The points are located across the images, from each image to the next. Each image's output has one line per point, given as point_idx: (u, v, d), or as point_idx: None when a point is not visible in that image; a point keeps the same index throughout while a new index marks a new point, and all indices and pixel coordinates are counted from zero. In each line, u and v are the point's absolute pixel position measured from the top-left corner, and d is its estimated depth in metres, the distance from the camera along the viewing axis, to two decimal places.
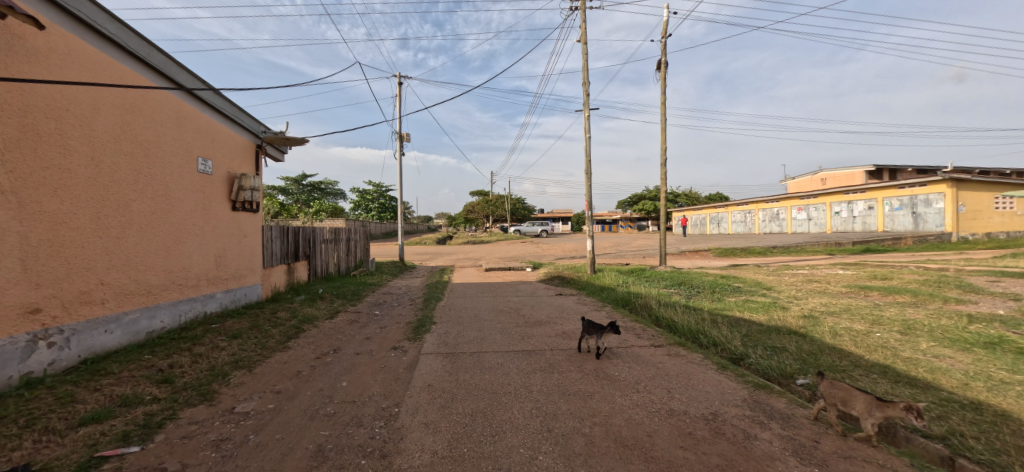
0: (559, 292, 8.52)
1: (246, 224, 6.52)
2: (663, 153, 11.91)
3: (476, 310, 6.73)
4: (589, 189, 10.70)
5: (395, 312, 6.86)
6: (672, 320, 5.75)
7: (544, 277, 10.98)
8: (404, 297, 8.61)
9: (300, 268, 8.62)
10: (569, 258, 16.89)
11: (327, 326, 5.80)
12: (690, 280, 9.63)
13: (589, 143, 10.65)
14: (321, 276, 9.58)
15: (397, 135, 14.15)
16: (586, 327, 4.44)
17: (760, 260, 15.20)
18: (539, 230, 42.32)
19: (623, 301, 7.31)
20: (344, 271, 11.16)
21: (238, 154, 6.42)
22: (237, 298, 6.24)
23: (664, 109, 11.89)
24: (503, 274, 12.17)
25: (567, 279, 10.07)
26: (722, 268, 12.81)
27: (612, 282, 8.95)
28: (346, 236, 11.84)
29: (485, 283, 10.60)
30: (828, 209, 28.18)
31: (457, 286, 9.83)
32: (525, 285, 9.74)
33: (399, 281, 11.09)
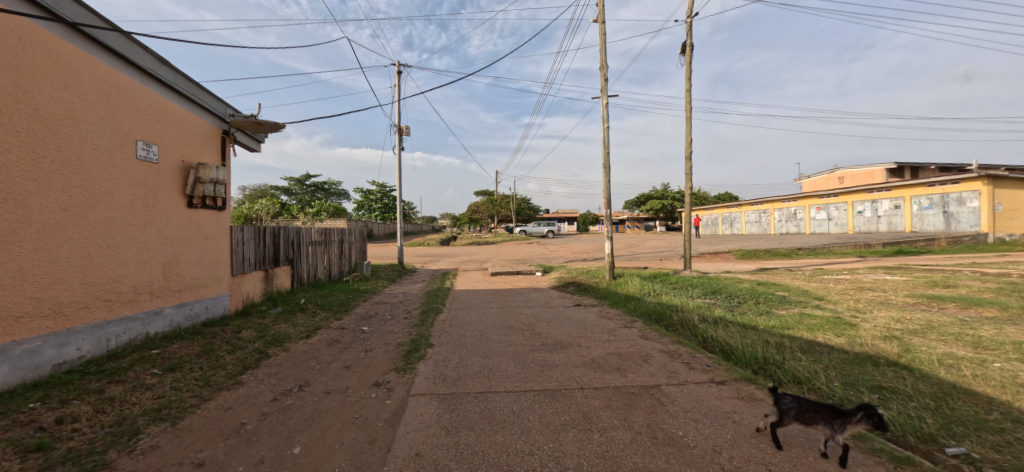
0: (577, 303, 7.39)
1: (207, 225, 5.45)
2: (689, 146, 10.73)
3: (483, 328, 5.59)
4: (608, 185, 9.54)
5: (385, 329, 5.77)
6: (728, 343, 4.61)
7: (558, 283, 9.82)
8: (399, 307, 7.50)
9: (281, 274, 7.53)
10: (580, 261, 15.71)
11: (300, 349, 4.71)
12: (725, 288, 8.44)
13: (608, 134, 9.50)
14: (307, 283, 8.50)
15: (396, 127, 13.08)
16: (799, 410, 2.59)
17: (789, 263, 13.95)
18: (545, 231, 41.14)
19: (657, 315, 6.15)
20: (336, 276, 10.08)
21: (197, 141, 5.35)
22: (194, 314, 5.17)
23: (689, 97, 10.71)
24: (511, 279, 11.03)
25: (585, 286, 8.93)
26: (751, 272, 11.58)
27: (638, 291, 7.77)
28: (339, 238, 10.78)
29: (491, 290, 9.47)
30: (850, 210, 26.59)
31: (461, 294, 8.72)
32: (537, 293, 8.60)
33: (397, 287, 10.00)
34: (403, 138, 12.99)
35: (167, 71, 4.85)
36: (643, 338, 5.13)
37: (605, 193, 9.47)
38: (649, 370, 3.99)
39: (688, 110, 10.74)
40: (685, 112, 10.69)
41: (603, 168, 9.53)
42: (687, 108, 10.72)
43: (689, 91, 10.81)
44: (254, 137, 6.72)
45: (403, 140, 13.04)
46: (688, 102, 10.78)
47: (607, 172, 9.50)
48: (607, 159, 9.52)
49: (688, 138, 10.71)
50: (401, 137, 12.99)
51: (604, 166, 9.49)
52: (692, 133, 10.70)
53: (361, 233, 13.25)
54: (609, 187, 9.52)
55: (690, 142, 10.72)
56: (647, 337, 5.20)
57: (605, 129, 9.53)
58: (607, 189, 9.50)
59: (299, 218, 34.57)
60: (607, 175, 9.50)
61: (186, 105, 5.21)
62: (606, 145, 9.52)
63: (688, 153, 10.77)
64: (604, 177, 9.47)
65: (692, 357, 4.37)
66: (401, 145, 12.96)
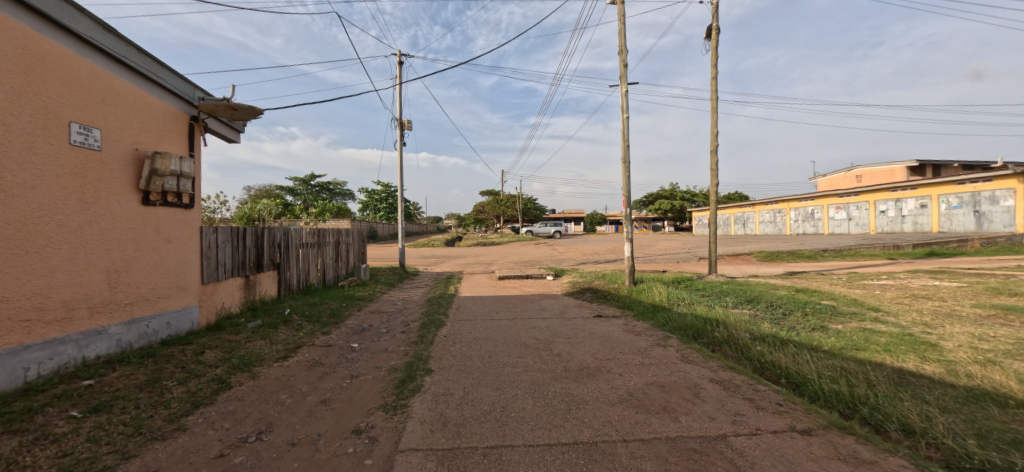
0: (598, 314, 6.52)
1: (169, 225, 4.66)
2: (714, 139, 9.81)
3: (492, 347, 4.74)
4: (628, 181, 8.66)
5: (378, 347, 4.93)
6: (796, 371, 3.73)
7: (572, 289, 8.94)
8: (397, 318, 6.67)
9: (266, 280, 6.73)
10: (591, 263, 14.81)
11: (272, 376, 3.89)
12: (762, 296, 7.51)
13: (628, 125, 8.63)
14: (297, 290, 7.69)
15: (397, 121, 12.28)
16: None
17: (818, 266, 12.94)
18: (551, 231, 40.20)
19: (694, 330, 5.27)
20: (329, 282, 9.25)
21: (157, 127, 4.56)
22: (151, 331, 4.38)
23: (715, 85, 9.79)
24: (520, 283, 10.16)
25: (604, 293, 8.08)
26: (782, 277, 10.60)
27: (666, 300, 6.89)
28: (335, 239, 9.98)
29: (499, 296, 8.62)
30: (872, 209, 25.42)
31: (467, 302, 7.90)
32: (550, 301, 7.76)
33: (397, 293, 9.17)
34: (404, 132, 12.18)
35: (115, 41, 4.05)
36: (685, 362, 4.25)
37: (625, 190, 8.58)
38: (706, 411, 3.11)
39: (714, 100, 9.81)
40: (711, 102, 9.78)
41: (622, 162, 8.66)
42: (712, 98, 9.80)
43: (715, 79, 9.89)
44: (230, 125, 5.93)
45: (404, 135, 12.23)
46: (714, 92, 9.85)
47: (626, 167, 8.63)
48: (626, 152, 8.65)
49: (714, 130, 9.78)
50: (403, 131, 12.19)
51: (623, 160, 8.61)
52: (718, 125, 9.77)
53: (360, 235, 12.43)
54: (629, 184, 8.64)
55: (715, 135, 9.80)
56: (689, 360, 4.32)
57: (625, 119, 8.66)
58: (626, 186, 8.61)
59: (302, 219, 33.96)
60: (626, 170, 8.62)
61: (142, 84, 4.41)
62: (626, 137, 8.64)
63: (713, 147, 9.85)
64: (624, 172, 8.59)
65: (755, 392, 3.49)
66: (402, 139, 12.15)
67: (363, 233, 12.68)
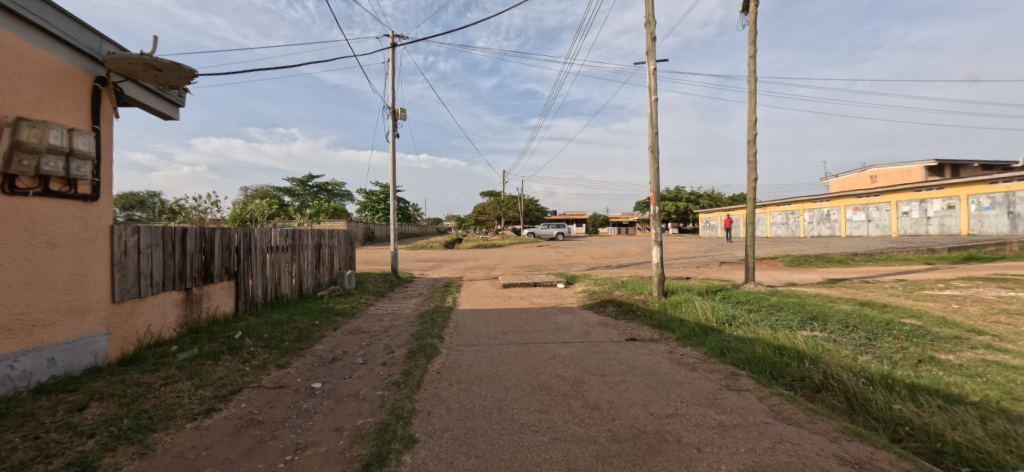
0: (631, 337, 5.21)
1: (51, 223, 3.35)
2: (752, 127, 8.53)
3: (502, 394, 3.42)
4: (657, 174, 7.36)
5: (345, 391, 3.61)
6: (976, 450, 2.42)
7: (590, 300, 7.63)
8: (380, 340, 5.35)
9: (218, 292, 5.41)
10: (604, 268, 13.48)
11: (173, 452, 2.59)
12: (826, 312, 6.19)
13: (656, 107, 7.36)
14: (262, 304, 6.36)
15: (389, 109, 10.97)
16: None
17: (858, 273, 11.59)
18: (554, 232, 39.01)
19: (770, 366, 3.96)
20: (306, 291, 7.89)
21: (34, 86, 3.25)
22: (16, 375, 3.07)
23: (753, 65, 8.51)
24: (529, 293, 8.83)
25: (630, 307, 6.76)
26: (828, 287, 9.25)
27: (713, 318, 5.57)
28: (315, 242, 8.64)
29: (505, 310, 7.30)
30: (894, 210, 24.10)
31: (468, 317, 6.59)
32: (567, 318, 6.45)
33: (385, 305, 7.84)
34: (397, 122, 10.87)
35: None
36: (784, 424, 2.92)
37: (653, 185, 7.27)
38: None
39: (751, 82, 8.51)
40: (748, 84, 8.49)
41: (649, 152, 7.37)
42: (749, 80, 8.52)
43: (752, 58, 8.60)
44: (160, 94, 4.62)
45: (397, 124, 10.93)
46: (751, 73, 8.56)
47: (654, 157, 7.33)
48: (654, 140, 7.36)
49: (752, 117, 8.50)
50: (395, 120, 10.88)
51: (651, 150, 7.32)
52: (756, 112, 8.49)
53: (348, 237, 11.08)
54: (657, 177, 7.35)
55: (753, 122, 8.52)
56: (789, 420, 2.99)
57: (652, 102, 7.37)
58: (654, 179, 7.31)
59: (297, 220, 32.67)
60: (654, 161, 7.34)
61: (8, 25, 3.07)
62: (653, 122, 7.36)
63: (750, 136, 8.57)
64: (652, 163, 7.30)
65: None
66: (395, 130, 10.84)
67: (351, 233, 11.28)
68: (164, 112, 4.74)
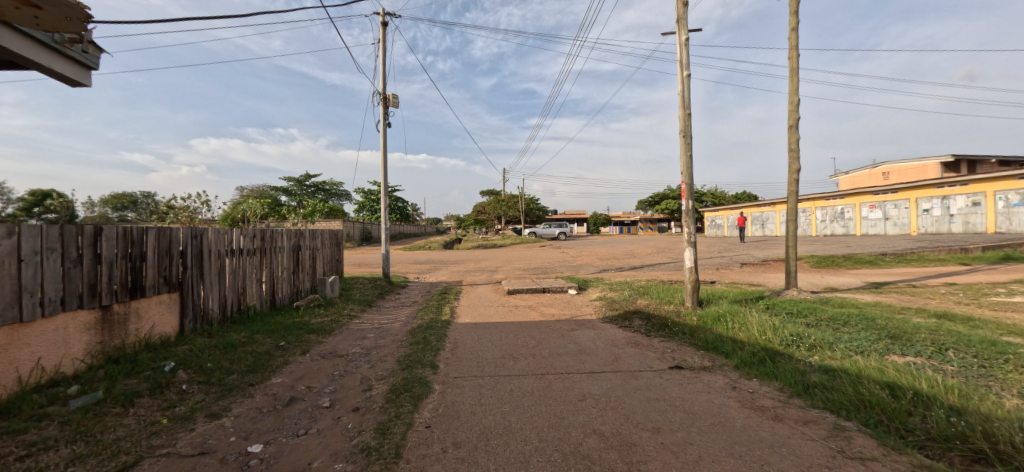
0: (676, 365, 4.10)
1: None
2: (794, 111, 7.43)
3: (521, 470, 2.30)
4: (690, 163, 6.25)
5: (292, 463, 2.49)
6: None
7: (611, 311, 6.52)
8: (357, 368, 4.23)
9: (152, 309, 4.30)
10: (615, 271, 12.38)
11: None
12: (905, 328, 5.07)
13: (688, 84, 6.26)
14: (217, 320, 5.24)
15: (378, 94, 9.83)
16: None
17: (898, 276, 10.51)
18: (556, 231, 38.00)
19: (890, 416, 2.85)
20: (279, 302, 6.77)
21: None
22: None
23: (793, 39, 7.43)
24: (538, 301, 7.71)
25: (661, 321, 5.65)
26: (877, 293, 8.16)
27: (774, 339, 4.47)
28: (293, 243, 7.50)
29: (512, 322, 6.19)
30: (913, 208, 23.01)
31: (467, 334, 5.46)
32: (589, 335, 5.33)
33: (372, 317, 6.71)
34: (388, 108, 9.74)
35: None
36: None
37: (686, 176, 6.16)
38: None
39: (792, 59, 7.42)
40: (790, 61, 7.40)
41: (680, 137, 6.27)
42: (789, 56, 7.42)
43: (793, 33, 7.52)
44: (57, 49, 3.45)
45: (389, 112, 9.80)
46: (792, 49, 7.45)
47: (687, 143, 6.24)
48: (686, 122, 6.26)
49: (793, 99, 7.41)
50: (386, 108, 9.75)
51: (683, 134, 6.22)
52: (798, 93, 7.41)
53: (335, 237, 9.94)
54: (689, 167, 6.24)
55: (795, 105, 7.42)
56: None
57: (684, 78, 6.28)
58: (687, 169, 6.20)
59: (290, 219, 31.58)
60: (687, 148, 6.24)
61: None
62: (685, 102, 6.27)
63: (791, 121, 7.49)
64: (685, 150, 6.20)
65: None
66: (385, 118, 9.71)
67: (338, 234, 10.14)
68: (64, 73, 3.56)
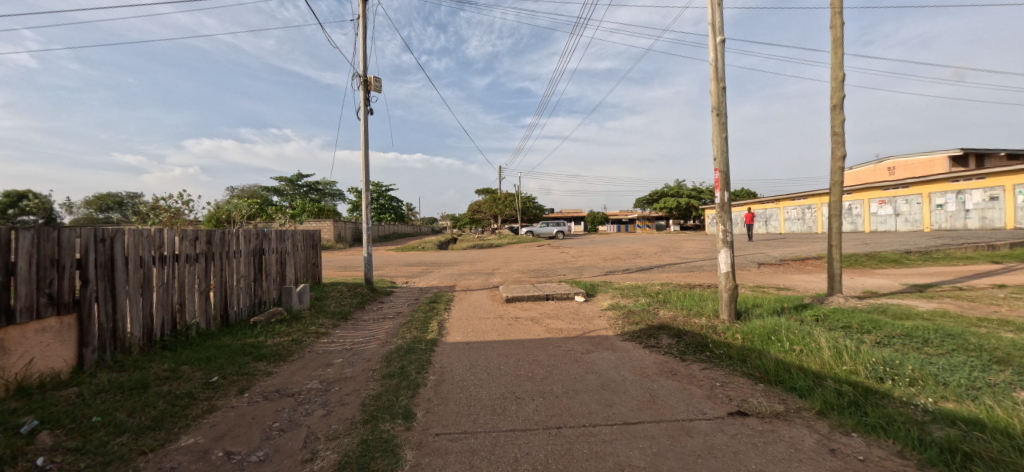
0: (737, 411, 3.02)
1: None
2: (837, 89, 6.40)
3: None
4: (725, 146, 5.19)
5: None
6: None
7: (631, 325, 5.43)
8: (305, 417, 3.13)
9: (28, 339, 3.20)
10: (624, 273, 11.32)
11: None
12: (1010, 350, 4.01)
13: (722, 53, 5.23)
14: (138, 346, 4.12)
15: (358, 77, 8.70)
16: None
17: (938, 277, 9.51)
18: (553, 230, 37.04)
19: None
20: (232, 319, 5.61)
21: None
22: None
23: (835, 4, 6.40)
24: (541, 311, 6.60)
25: (697, 340, 4.55)
26: (928, 298, 7.13)
27: (859, 370, 3.40)
28: (255, 247, 6.37)
29: (512, 341, 5.08)
30: (926, 203, 22.11)
31: (458, 357, 4.35)
32: (610, 360, 4.23)
33: (344, 335, 5.59)
34: (369, 93, 8.61)
35: None
36: None
37: (721, 162, 5.12)
38: None
39: (835, 28, 6.39)
40: (833, 30, 6.37)
41: (713, 115, 5.22)
42: (831, 26, 6.39)
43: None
44: None
45: (370, 97, 8.67)
46: (835, 16, 6.43)
47: (721, 122, 5.18)
48: (720, 98, 5.21)
49: (836, 75, 6.38)
50: (367, 92, 8.62)
51: (716, 112, 5.18)
52: (842, 68, 6.39)
53: (312, 239, 8.81)
54: (725, 151, 5.19)
55: (839, 81, 6.40)
56: None
57: (717, 45, 5.25)
58: (723, 153, 5.15)
59: (279, 219, 30.37)
60: (721, 128, 5.19)
61: None
62: (718, 73, 5.23)
63: (833, 101, 6.47)
64: (719, 130, 5.15)
65: None
66: (366, 103, 8.58)
67: (315, 234, 8.95)
68: None
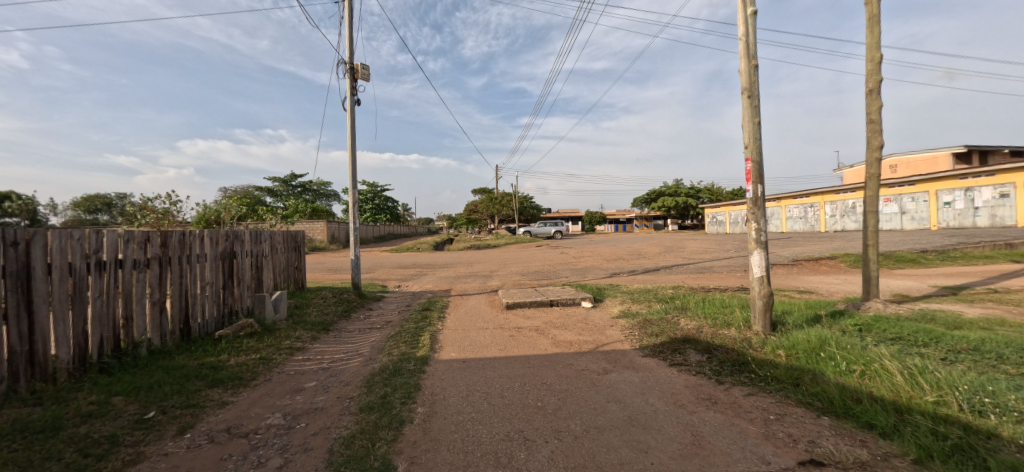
0: (809, 459, 2.36)
1: None
2: (873, 71, 5.79)
3: None
4: (758, 132, 4.56)
5: None
6: None
7: (650, 337, 4.77)
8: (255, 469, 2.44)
9: None
10: (631, 275, 10.68)
11: None
12: None
13: (754, 26, 4.58)
14: (65, 372, 3.41)
15: (344, 64, 7.99)
16: None
17: (966, 278, 8.93)
18: (552, 230, 36.41)
19: None
20: (195, 333, 4.90)
21: None
22: None
23: None
24: (546, 320, 5.92)
25: (732, 358, 3.90)
26: (969, 302, 6.53)
27: (950, 400, 2.74)
28: (226, 250, 5.67)
29: (516, 356, 4.41)
30: (933, 201, 21.66)
31: (452, 380, 3.66)
32: (633, 384, 3.55)
33: (323, 350, 4.90)
34: (356, 81, 7.91)
35: None
36: None
37: (754, 151, 4.50)
38: None
39: (871, 4, 5.78)
40: (868, 6, 5.76)
41: (744, 98, 4.59)
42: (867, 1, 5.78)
43: None
44: None
45: (357, 85, 7.97)
46: None
47: (754, 105, 4.54)
48: (753, 78, 4.57)
49: (872, 56, 5.77)
50: (354, 80, 7.92)
51: (748, 94, 4.55)
52: (879, 48, 5.77)
53: (295, 240, 8.09)
54: (757, 138, 4.55)
55: (875, 63, 5.78)
56: None
57: (748, 17, 4.62)
58: (756, 141, 4.52)
59: (270, 219, 29.54)
60: (754, 112, 4.54)
61: None
62: (750, 49, 4.60)
63: (868, 85, 5.86)
64: (752, 114, 4.52)
65: None
66: (352, 92, 7.88)
67: (298, 235, 8.22)
68: None
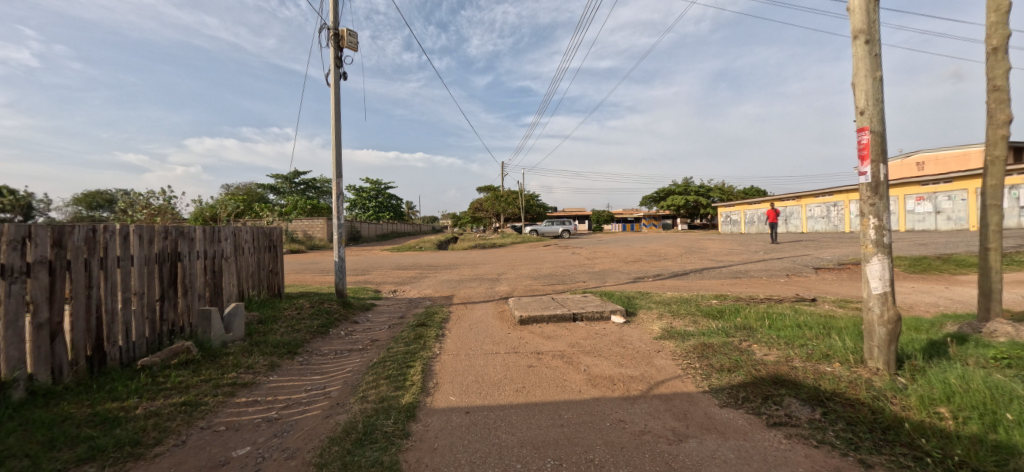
0: None
1: None
2: (999, 24, 4.46)
3: None
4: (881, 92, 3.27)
5: None
6: None
7: (723, 373, 3.47)
8: None
9: None
10: (658, 280, 9.39)
11: None
12: None
13: None
14: None
15: (327, 30, 6.74)
16: None
17: None
18: (559, 228, 35.18)
19: None
20: (109, 362, 3.67)
21: None
22: None
23: None
24: (572, 342, 4.64)
25: (871, 422, 2.59)
26: None
27: None
28: (166, 251, 4.44)
29: (539, 403, 3.13)
30: (973, 200, 20.14)
31: (449, 453, 2.37)
32: (731, 466, 2.25)
33: (277, 385, 3.65)
34: (340, 50, 6.65)
35: None
36: None
37: (876, 120, 3.23)
38: None
39: None
40: None
41: (860, 45, 3.31)
42: None
43: None
44: None
45: (343, 55, 6.72)
46: None
47: (875, 54, 3.26)
48: (873, 16, 3.28)
49: (999, 3, 4.44)
50: (338, 49, 6.67)
51: (868, 39, 3.26)
52: None
53: (270, 239, 6.88)
54: (881, 101, 3.26)
55: (1002, 12, 4.45)
56: None
57: None
58: (879, 105, 3.25)
59: (268, 216, 28.47)
60: (875, 64, 3.26)
61: None
62: None
63: (991, 42, 4.54)
64: (872, 68, 3.25)
65: None
66: (337, 63, 6.63)
67: (273, 232, 7.00)
68: None
